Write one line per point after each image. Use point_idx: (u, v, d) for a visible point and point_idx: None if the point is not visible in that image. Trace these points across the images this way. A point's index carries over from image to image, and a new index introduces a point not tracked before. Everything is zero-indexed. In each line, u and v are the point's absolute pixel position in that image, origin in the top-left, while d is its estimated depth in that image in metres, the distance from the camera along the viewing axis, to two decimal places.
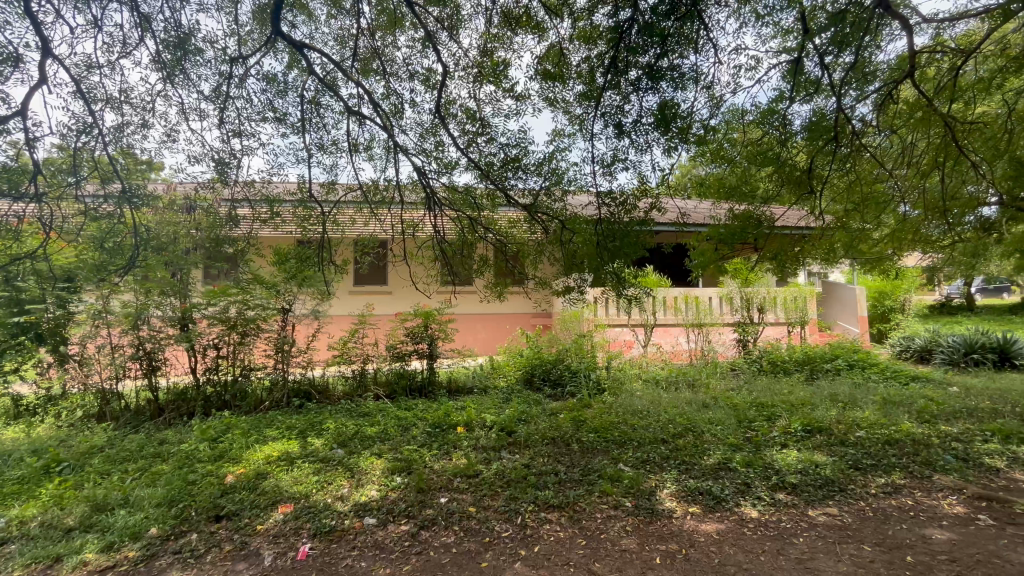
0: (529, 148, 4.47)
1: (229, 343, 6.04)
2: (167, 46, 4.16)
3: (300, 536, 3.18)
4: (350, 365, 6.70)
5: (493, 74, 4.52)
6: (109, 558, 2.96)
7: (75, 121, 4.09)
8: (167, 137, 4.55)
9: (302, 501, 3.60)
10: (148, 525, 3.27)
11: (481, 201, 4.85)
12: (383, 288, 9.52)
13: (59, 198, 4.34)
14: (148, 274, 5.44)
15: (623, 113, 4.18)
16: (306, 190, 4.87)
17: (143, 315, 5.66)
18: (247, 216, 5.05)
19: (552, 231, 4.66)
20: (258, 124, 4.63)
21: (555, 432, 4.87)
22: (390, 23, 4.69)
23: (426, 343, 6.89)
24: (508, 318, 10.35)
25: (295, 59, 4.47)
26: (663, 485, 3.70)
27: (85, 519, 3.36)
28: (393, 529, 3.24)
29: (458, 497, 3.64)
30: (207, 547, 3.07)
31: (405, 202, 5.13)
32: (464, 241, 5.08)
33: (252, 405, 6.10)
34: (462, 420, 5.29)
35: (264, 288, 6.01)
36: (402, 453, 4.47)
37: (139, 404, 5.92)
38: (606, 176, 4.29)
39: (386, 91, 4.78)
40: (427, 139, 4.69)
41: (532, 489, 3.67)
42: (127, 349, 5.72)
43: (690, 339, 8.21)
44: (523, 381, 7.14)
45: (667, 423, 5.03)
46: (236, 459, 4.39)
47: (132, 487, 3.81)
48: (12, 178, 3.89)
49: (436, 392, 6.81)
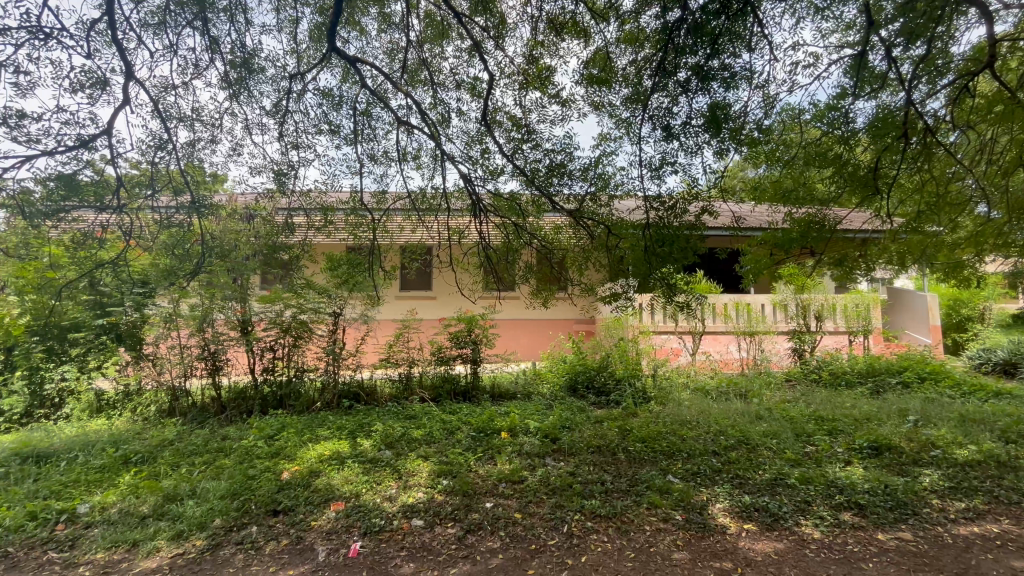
0: (574, 154, 4.46)
1: (284, 345, 6.37)
2: (234, 66, 4.44)
3: (352, 534, 3.28)
4: (397, 368, 6.85)
5: (539, 80, 4.54)
6: (179, 546, 3.16)
7: (153, 138, 4.43)
8: (232, 151, 4.85)
9: (353, 500, 3.72)
10: (213, 516, 3.47)
11: (526, 207, 4.91)
12: (428, 294, 9.74)
13: (137, 210, 4.53)
14: (213, 279, 5.81)
15: (672, 115, 4.10)
16: (357, 199, 5.10)
17: (208, 318, 6.04)
18: (303, 223, 5.30)
19: (598, 236, 4.64)
20: (315, 136, 4.86)
21: (600, 440, 4.80)
22: (437, 35, 4.81)
23: (469, 347, 7.00)
24: (551, 324, 10.33)
25: (349, 73, 4.67)
26: (715, 500, 3.55)
27: (158, 508, 3.61)
28: (440, 531, 3.28)
29: (504, 502, 3.65)
30: (266, 539, 3.22)
31: (452, 210, 5.21)
32: (509, 247, 5.03)
33: (305, 404, 6.39)
34: (505, 426, 5.29)
35: (316, 293, 6.29)
36: (447, 456, 4.53)
37: (204, 401, 6.32)
38: (654, 180, 4.21)
39: (434, 100, 4.91)
40: (474, 147, 4.77)
41: (578, 498, 3.63)
42: (195, 349, 6.17)
43: (741, 347, 7.86)
44: (567, 387, 7.08)
45: (718, 435, 4.84)
46: (291, 457, 4.59)
47: (199, 479, 4.07)
48: (98, 191, 4.11)
49: (479, 397, 6.87)
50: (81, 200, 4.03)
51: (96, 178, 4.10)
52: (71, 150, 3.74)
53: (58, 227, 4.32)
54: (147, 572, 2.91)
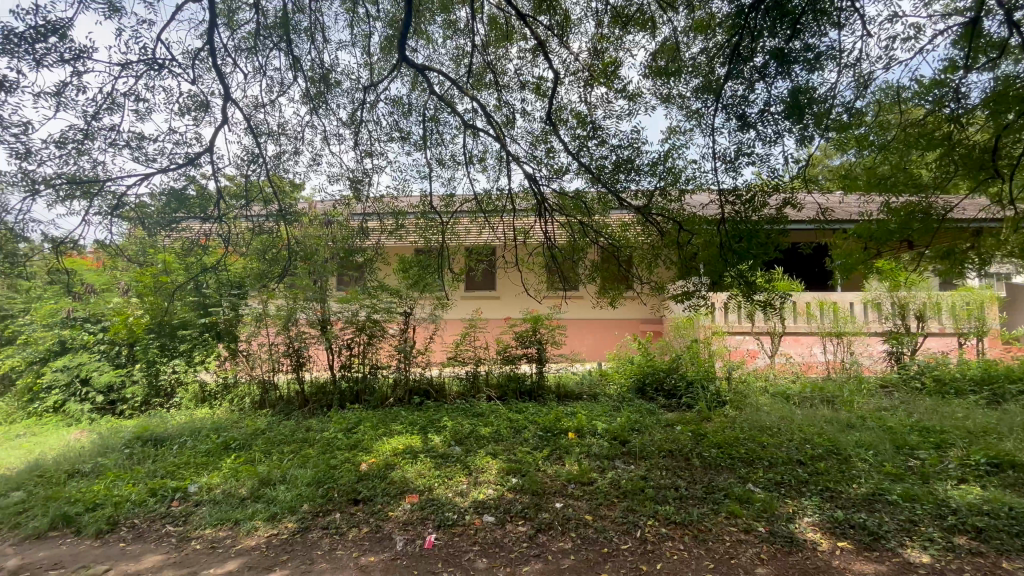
0: (642, 148, 4.34)
1: (360, 343, 6.77)
2: (314, 82, 4.74)
3: (426, 526, 3.40)
4: (464, 366, 7.01)
5: (604, 75, 4.45)
6: (274, 526, 3.44)
7: (246, 153, 4.84)
8: (313, 161, 5.18)
9: (427, 493, 3.86)
10: (302, 501, 3.73)
11: (592, 205, 4.84)
12: (492, 294, 9.90)
13: (233, 219, 4.94)
14: (296, 281, 6.25)
15: (748, 103, 3.87)
16: (427, 203, 5.32)
17: (292, 318, 6.51)
18: (377, 227, 5.56)
19: (668, 233, 4.42)
20: (387, 144, 5.08)
21: (672, 444, 4.63)
22: (501, 37, 4.87)
23: (535, 347, 7.02)
24: (617, 324, 10.12)
25: (417, 81, 4.83)
26: (803, 513, 3.31)
27: (254, 491, 3.94)
28: (511, 529, 3.32)
29: (573, 503, 3.62)
30: (349, 526, 3.42)
31: (517, 210, 5.23)
32: (575, 247, 5.03)
33: (379, 400, 6.72)
34: (573, 426, 5.24)
35: (389, 294, 6.60)
36: (515, 454, 4.57)
37: (290, 394, 6.82)
38: (729, 173, 4.00)
39: (498, 102, 4.96)
40: (538, 146, 4.77)
41: (651, 503, 3.52)
42: (281, 346, 6.68)
43: (826, 350, 7.25)
44: (634, 389, 6.89)
45: (803, 443, 4.51)
46: (368, 449, 4.83)
47: (288, 466, 4.40)
48: (202, 204, 4.57)
49: (545, 397, 6.88)
50: (188, 212, 4.50)
51: (200, 192, 4.55)
52: (180, 167, 4.17)
53: (170, 236, 4.82)
54: (248, 550, 3.19)
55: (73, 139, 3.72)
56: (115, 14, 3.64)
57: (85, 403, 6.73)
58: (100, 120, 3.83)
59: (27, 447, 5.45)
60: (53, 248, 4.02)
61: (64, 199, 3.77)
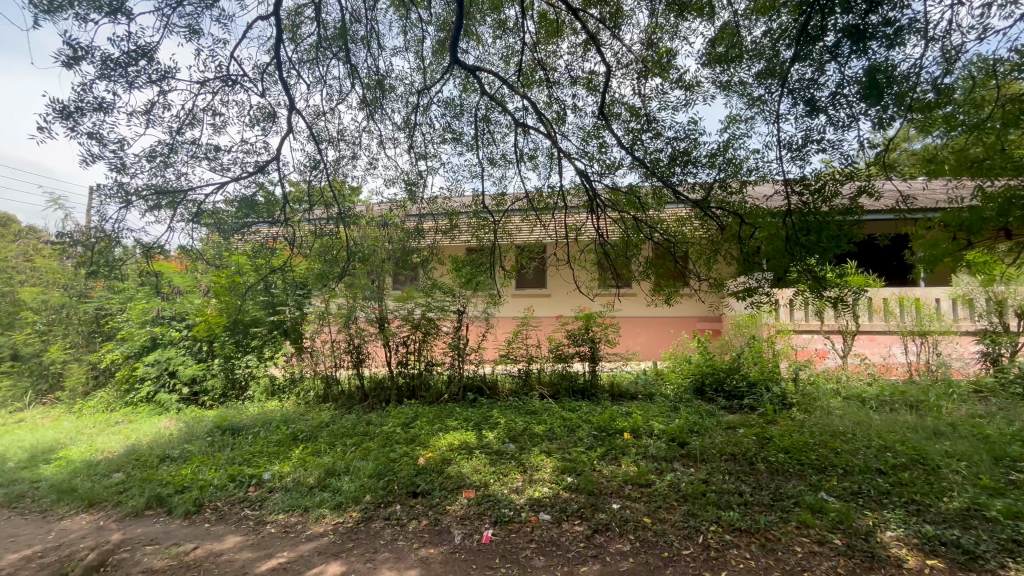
0: (700, 139, 4.17)
1: (415, 340, 6.98)
2: (370, 88, 4.91)
3: (483, 521, 3.45)
4: (516, 364, 7.06)
5: (659, 66, 4.31)
6: (340, 515, 3.61)
7: (309, 160, 5.10)
8: (370, 165, 5.37)
9: (483, 489, 3.91)
10: (365, 491, 3.89)
11: (646, 200, 4.71)
12: (543, 292, 9.92)
13: (298, 222, 5.21)
14: (355, 281, 6.52)
15: (818, 86, 3.61)
16: (479, 203, 5.41)
17: (352, 316, 6.84)
18: (432, 228, 5.67)
19: (728, 227, 4.22)
20: (440, 145, 5.18)
21: (735, 447, 4.43)
22: (552, 33, 4.83)
23: (587, 345, 6.94)
24: (671, 322, 9.84)
25: (469, 82, 4.89)
26: (885, 527, 3.07)
27: (321, 480, 4.16)
28: (567, 528, 3.30)
29: (631, 505, 3.54)
30: (409, 518, 3.54)
31: (569, 207, 5.18)
32: (629, 243, 4.90)
33: (434, 396, 6.89)
34: (628, 426, 5.13)
35: (443, 292, 6.76)
36: (570, 453, 4.54)
37: (351, 389, 7.14)
38: (796, 161, 3.76)
39: (549, 99, 4.93)
40: (590, 142, 4.69)
41: (713, 508, 3.39)
42: (343, 343, 7.05)
43: (908, 350, 6.71)
44: (692, 389, 6.66)
45: (882, 451, 4.17)
46: (425, 444, 4.96)
47: (351, 458, 4.60)
48: (270, 208, 4.85)
49: (599, 396, 6.79)
50: (258, 216, 4.79)
51: (268, 197, 4.84)
52: (251, 175, 4.45)
53: (242, 239, 5.12)
54: (317, 536, 3.37)
55: (159, 153, 4.05)
56: (193, 36, 3.92)
57: (172, 394, 7.36)
58: (182, 134, 4.14)
59: (125, 433, 6.04)
60: (143, 252, 4.41)
61: (153, 208, 4.13)
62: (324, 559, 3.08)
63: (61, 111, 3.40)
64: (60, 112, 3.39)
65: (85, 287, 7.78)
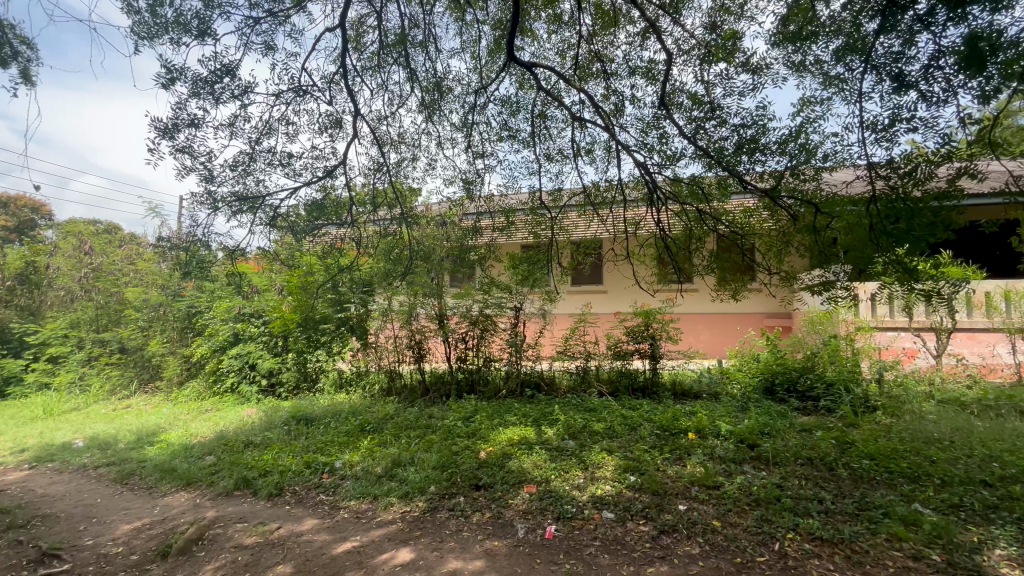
0: (769, 125, 3.93)
1: (474, 336, 7.11)
2: (429, 91, 5.03)
3: (546, 517, 3.46)
4: (574, 361, 7.01)
5: (724, 49, 4.09)
6: (407, 504, 3.76)
7: (373, 163, 5.31)
8: (429, 166, 5.52)
9: (544, 484, 3.92)
10: (430, 482, 4.02)
11: (710, 190, 4.49)
12: (599, 288, 9.81)
13: (363, 223, 5.43)
14: (416, 279, 6.73)
15: (907, 60, 3.30)
16: (536, 199, 5.36)
17: (414, 312, 7.11)
18: (488, 225, 5.68)
19: (801, 217, 3.99)
20: (496, 144, 5.23)
21: (811, 451, 4.16)
22: (609, 24, 4.72)
23: (648, 343, 6.76)
24: (736, 318, 9.42)
25: (525, 79, 4.89)
26: (993, 544, 2.77)
27: (388, 470, 4.34)
28: (632, 527, 3.24)
29: (699, 507, 3.42)
30: (473, 510, 3.61)
31: (628, 201, 5.06)
32: (691, 235, 4.67)
33: (492, 392, 7.00)
34: (693, 426, 4.95)
35: (500, 289, 6.85)
36: (632, 452, 4.45)
37: (413, 383, 7.40)
38: (881, 143, 3.45)
39: (607, 91, 4.84)
40: (650, 133, 4.55)
41: (790, 514, 3.20)
42: (405, 339, 7.32)
43: (1016, 350, 6.01)
44: (761, 389, 6.31)
45: (987, 461, 3.76)
46: (485, 438, 5.05)
47: (415, 449, 4.76)
48: (338, 210, 5.11)
49: (660, 394, 6.62)
50: (328, 218, 5.07)
51: (336, 200, 5.10)
52: (321, 180, 4.70)
53: (313, 241, 5.38)
54: (387, 523, 3.53)
55: (242, 162, 4.36)
56: (270, 51, 4.19)
57: (253, 385, 7.94)
58: (261, 144, 4.44)
59: (214, 420, 6.59)
60: (227, 254, 4.78)
61: (236, 214, 4.46)
62: (394, 546, 3.21)
63: (161, 128, 3.75)
64: (160, 129, 3.74)
65: (178, 287, 8.56)
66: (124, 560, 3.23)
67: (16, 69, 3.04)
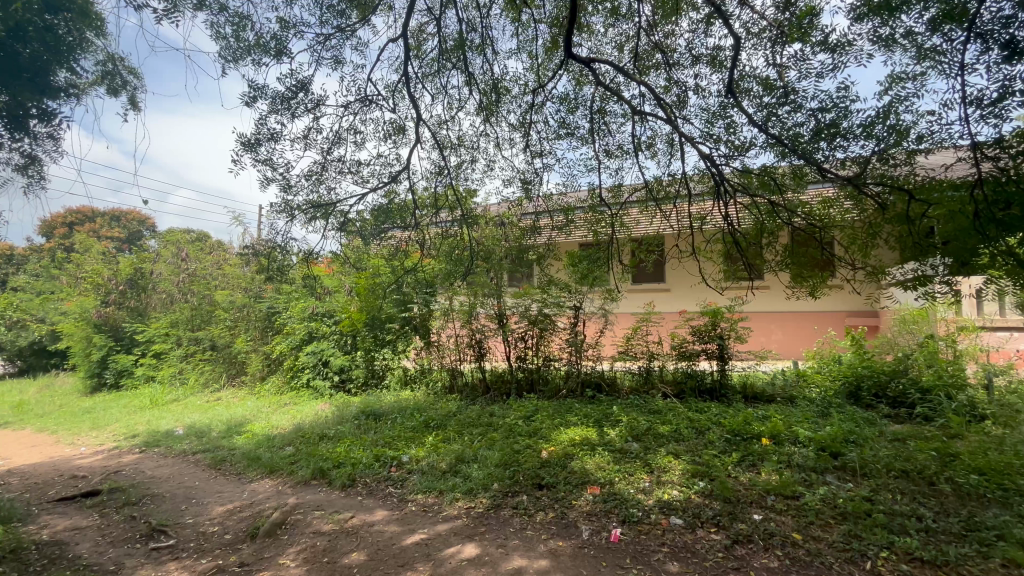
0: (852, 107, 3.61)
1: (533, 336, 7.12)
2: (487, 93, 5.08)
3: (611, 519, 3.40)
4: (636, 361, 6.82)
5: (799, 28, 3.81)
6: (471, 500, 3.83)
7: (435, 167, 5.46)
8: (489, 167, 5.58)
9: (608, 486, 3.85)
10: (493, 480, 4.07)
11: (784, 181, 4.19)
12: (661, 286, 9.51)
13: (426, 226, 5.59)
14: (476, 279, 6.83)
15: (1020, 24, 2.92)
16: (595, 196, 5.26)
17: (474, 312, 7.23)
18: (548, 224, 5.67)
19: (891, 206, 3.56)
20: (555, 142, 5.20)
21: (906, 463, 3.78)
22: (670, 12, 4.54)
23: (715, 343, 6.44)
24: (814, 317, 8.78)
25: (583, 76, 4.82)
26: None
27: (452, 466, 4.44)
28: (703, 535, 3.11)
29: (776, 517, 3.21)
30: (536, 509, 3.62)
31: (693, 195, 4.82)
32: (762, 230, 4.40)
33: (553, 391, 6.98)
34: (767, 431, 4.65)
35: (559, 288, 6.81)
36: (700, 457, 4.26)
37: (474, 381, 7.53)
38: (988, 120, 3.07)
39: (669, 82, 4.66)
40: (716, 123, 4.33)
41: (883, 531, 2.93)
42: (467, 338, 7.48)
43: None
44: (844, 394, 5.83)
45: None
46: (547, 437, 5.03)
47: (478, 447, 4.83)
48: (403, 213, 5.29)
49: (729, 397, 6.30)
50: (393, 221, 5.26)
51: (400, 203, 5.28)
52: (386, 185, 4.89)
53: (379, 244, 5.62)
54: (452, 517, 3.62)
55: (314, 172, 4.63)
56: (338, 65, 4.42)
57: (326, 381, 8.42)
58: (332, 154, 4.69)
59: (292, 413, 7.06)
60: (303, 259, 5.09)
61: (311, 220, 4.75)
62: (460, 540, 3.28)
63: (245, 143, 4.06)
64: (244, 144, 4.06)
65: (259, 289, 9.26)
66: (219, 538, 3.55)
67: (127, 97, 3.38)
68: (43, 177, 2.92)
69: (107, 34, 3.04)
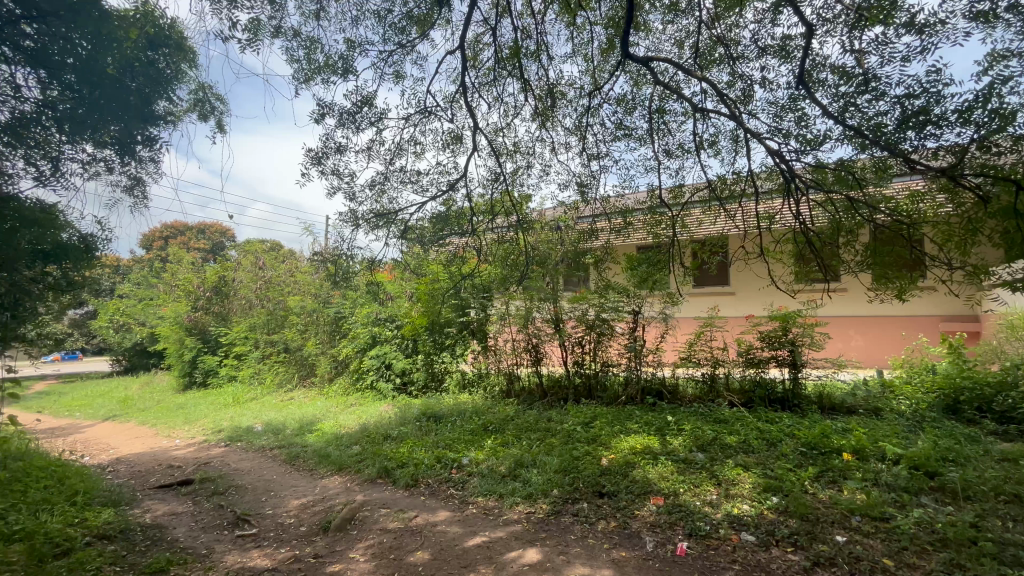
0: (944, 91, 3.29)
1: (591, 341, 7.03)
2: (542, 98, 5.10)
3: (676, 532, 3.28)
4: (699, 368, 6.50)
5: (881, 9, 3.52)
6: (531, 505, 3.82)
7: (492, 174, 5.54)
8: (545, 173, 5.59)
9: (672, 497, 3.71)
10: (553, 485, 4.04)
11: (864, 175, 3.89)
12: (726, 289, 9.08)
13: (483, 232, 5.67)
14: (532, 283, 6.85)
15: None
16: (655, 197, 5.12)
17: (530, 316, 7.24)
18: (605, 227, 5.58)
19: (995, 198, 3.17)
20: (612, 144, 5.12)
21: (1019, 487, 3.36)
22: (734, 3, 4.35)
23: (787, 350, 6.05)
24: (900, 322, 8.04)
25: (640, 75, 4.72)
26: None
27: (511, 470, 4.46)
28: (778, 555, 2.93)
29: (863, 540, 2.96)
30: (597, 517, 3.56)
31: (760, 193, 4.58)
32: (839, 228, 4.07)
33: (611, 398, 6.85)
34: (850, 446, 4.27)
35: (616, 292, 6.68)
36: (773, 470, 4.00)
37: (531, 386, 7.55)
38: None
39: (733, 76, 4.45)
40: (786, 116, 4.08)
41: (992, 562, 2.63)
42: (523, 342, 7.50)
43: None
44: (940, 407, 5.27)
45: None
46: (606, 444, 4.94)
47: (536, 452, 4.82)
48: (460, 220, 5.40)
49: (803, 407, 5.90)
50: (451, 228, 5.39)
51: (458, 210, 5.39)
52: (444, 193, 5.02)
53: (438, 250, 5.77)
54: (512, 521, 3.63)
55: (377, 182, 4.85)
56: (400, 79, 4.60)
57: (388, 382, 8.75)
58: (393, 164, 4.88)
59: (358, 413, 7.40)
60: (367, 266, 5.32)
61: (374, 229, 4.97)
62: (521, 544, 3.29)
63: (314, 157, 4.32)
64: (313, 158, 4.33)
65: (327, 295, 9.81)
66: (296, 530, 3.77)
67: (214, 121, 3.69)
68: (145, 196, 3.26)
69: (199, 65, 3.35)
